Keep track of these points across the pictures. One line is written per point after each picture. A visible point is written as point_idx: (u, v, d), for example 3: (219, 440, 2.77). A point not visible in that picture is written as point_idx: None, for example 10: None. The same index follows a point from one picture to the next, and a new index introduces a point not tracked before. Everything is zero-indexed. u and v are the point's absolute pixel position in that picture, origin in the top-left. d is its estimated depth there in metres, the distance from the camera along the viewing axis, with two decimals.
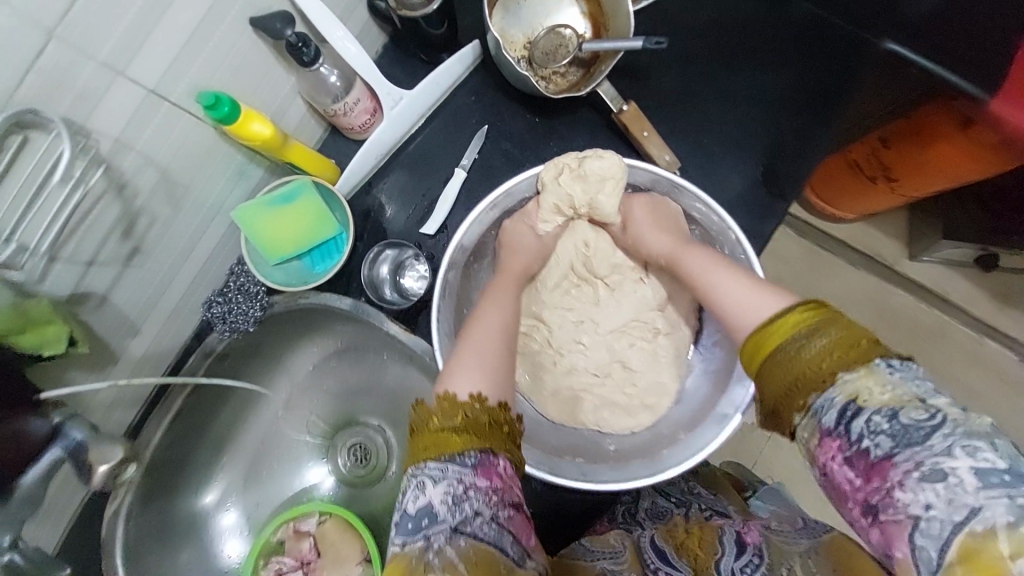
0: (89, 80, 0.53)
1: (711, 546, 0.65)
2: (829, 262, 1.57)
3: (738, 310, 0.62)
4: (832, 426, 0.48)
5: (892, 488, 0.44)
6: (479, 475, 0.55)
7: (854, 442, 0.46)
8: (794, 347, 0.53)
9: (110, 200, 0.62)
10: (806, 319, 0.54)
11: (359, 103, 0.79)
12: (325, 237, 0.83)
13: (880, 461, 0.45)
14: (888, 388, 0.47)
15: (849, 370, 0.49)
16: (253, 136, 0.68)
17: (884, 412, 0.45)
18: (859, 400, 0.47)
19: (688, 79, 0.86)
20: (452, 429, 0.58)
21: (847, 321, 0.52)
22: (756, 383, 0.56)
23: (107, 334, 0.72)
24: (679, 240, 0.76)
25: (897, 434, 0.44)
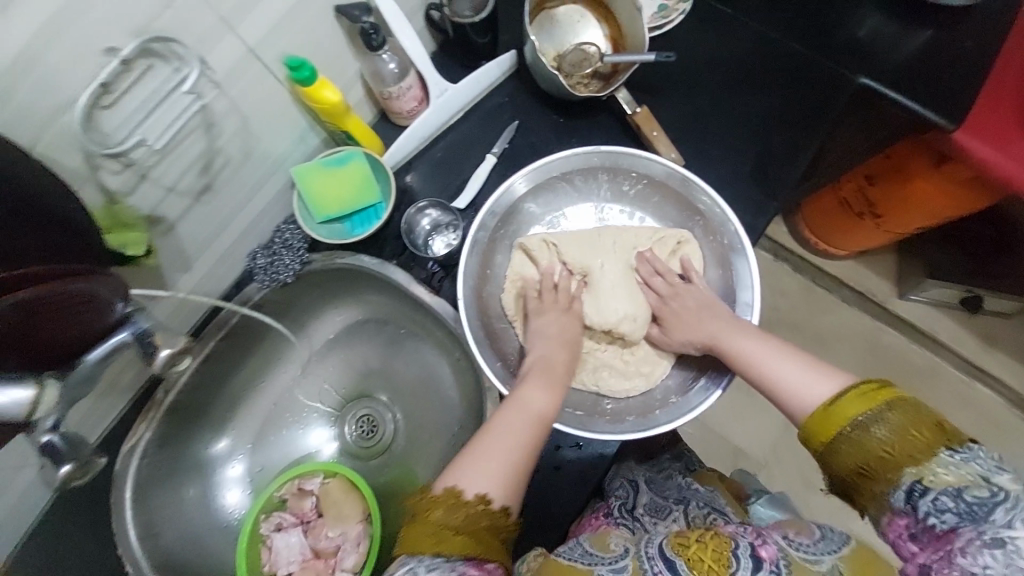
0: (207, 29, 0.65)
1: (725, 558, 0.63)
2: (821, 296, 1.67)
3: (802, 398, 0.69)
4: (901, 504, 0.56)
5: (953, 552, 0.52)
6: (470, 564, 0.57)
7: (921, 519, 0.54)
8: (859, 429, 0.60)
9: (198, 135, 0.72)
10: (866, 405, 0.61)
11: (410, 89, 0.92)
12: (367, 203, 0.93)
13: (944, 533, 0.53)
14: (951, 469, 0.54)
15: (917, 465, 0.56)
16: (322, 100, 0.81)
17: (949, 492, 0.53)
18: (925, 480, 0.55)
19: (695, 97, 0.99)
20: (451, 527, 0.60)
21: (909, 405, 0.59)
22: (824, 458, 0.63)
23: (167, 261, 0.81)
24: (726, 322, 0.82)
25: (963, 512, 0.52)
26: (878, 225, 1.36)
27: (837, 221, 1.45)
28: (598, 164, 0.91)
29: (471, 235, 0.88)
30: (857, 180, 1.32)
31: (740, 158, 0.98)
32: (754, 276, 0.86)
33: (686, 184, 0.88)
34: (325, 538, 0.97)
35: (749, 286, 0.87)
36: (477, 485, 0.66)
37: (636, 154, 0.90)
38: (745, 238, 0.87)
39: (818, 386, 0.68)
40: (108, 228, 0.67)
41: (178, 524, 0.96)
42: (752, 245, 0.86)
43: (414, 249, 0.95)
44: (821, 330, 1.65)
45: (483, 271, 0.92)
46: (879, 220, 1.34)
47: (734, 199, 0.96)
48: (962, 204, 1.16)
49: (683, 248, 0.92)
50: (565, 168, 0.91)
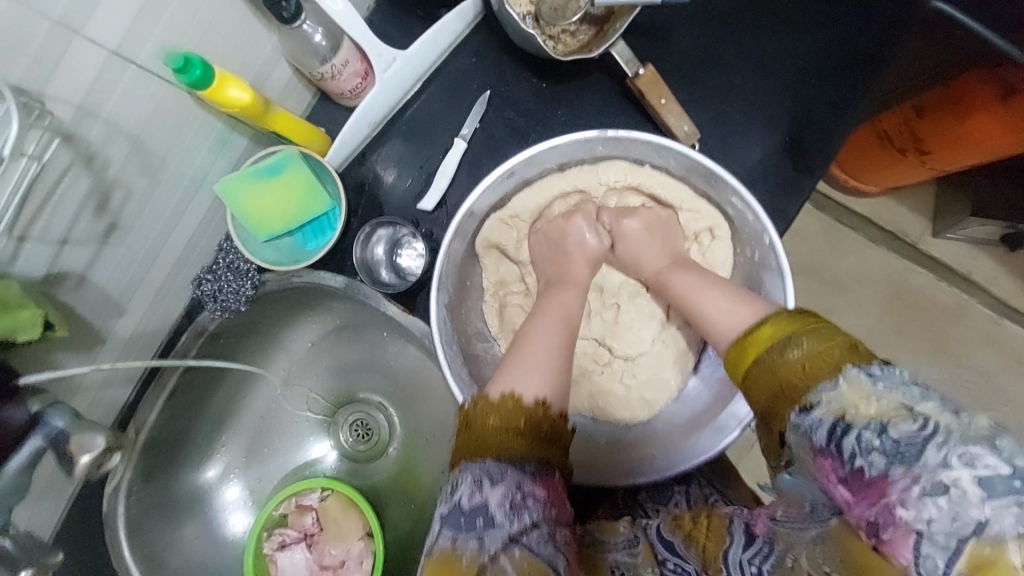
0: (36, 37, 0.48)
1: (720, 534, 0.55)
2: (848, 239, 1.37)
3: (721, 325, 0.62)
4: (823, 444, 0.46)
5: (892, 505, 0.42)
6: (538, 482, 0.53)
7: (847, 461, 0.45)
8: (774, 354, 0.53)
9: (79, 171, 0.58)
10: (783, 330, 0.54)
11: (348, 65, 0.72)
12: (316, 214, 0.79)
13: (877, 479, 0.43)
14: (873, 402, 0.44)
15: (828, 381, 0.48)
16: (232, 103, 0.63)
17: (873, 428, 0.43)
18: (847, 417, 0.45)
19: (709, 43, 0.79)
20: (516, 431, 0.55)
21: (827, 329, 0.51)
22: (744, 388, 0.56)
23: (89, 315, 0.69)
24: (671, 262, 0.74)
25: (890, 452, 0.42)
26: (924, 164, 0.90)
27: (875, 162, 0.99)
28: (597, 147, 0.74)
29: (445, 245, 0.73)
30: (899, 111, 0.87)
31: (768, 119, 0.78)
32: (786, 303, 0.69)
33: (713, 179, 0.71)
34: (329, 554, 0.96)
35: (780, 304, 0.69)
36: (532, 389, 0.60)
37: (645, 141, 0.73)
38: (784, 256, 0.69)
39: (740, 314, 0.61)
40: None
41: (182, 552, 0.95)
42: (791, 263, 0.68)
43: (382, 287, 0.82)
44: (842, 276, 1.37)
45: (461, 283, 0.80)
46: (926, 159, 0.88)
47: (759, 174, 0.79)
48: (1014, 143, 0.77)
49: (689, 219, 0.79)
50: (560, 155, 0.75)
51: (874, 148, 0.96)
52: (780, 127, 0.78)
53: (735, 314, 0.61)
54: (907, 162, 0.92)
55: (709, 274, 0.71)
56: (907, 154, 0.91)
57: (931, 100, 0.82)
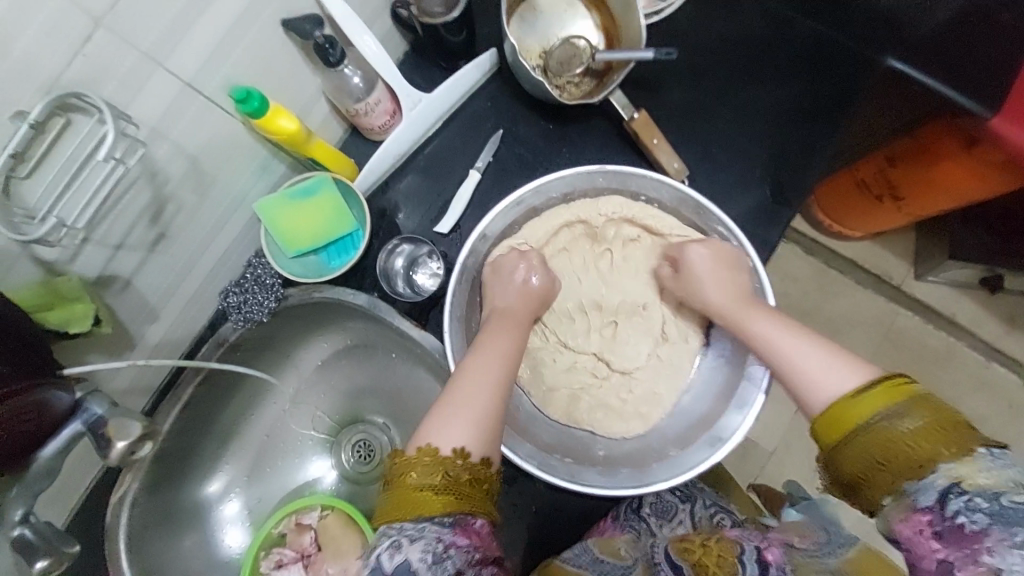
0: (131, 69, 0.57)
1: (731, 564, 0.62)
2: (834, 279, 1.44)
3: (806, 388, 0.65)
4: (930, 504, 0.52)
5: (979, 551, 0.48)
6: (456, 531, 0.55)
7: (950, 517, 0.50)
8: (881, 423, 0.56)
9: (143, 185, 0.65)
10: (880, 401, 0.57)
11: (379, 103, 0.82)
12: (341, 233, 0.86)
13: (972, 533, 0.48)
14: (989, 473, 0.50)
15: (945, 458, 0.52)
16: (280, 131, 0.72)
17: (987, 496, 0.49)
18: (964, 483, 0.50)
19: (696, 96, 0.90)
20: (430, 487, 0.58)
21: (925, 400, 0.55)
22: (833, 451, 0.59)
23: (127, 318, 0.74)
24: (737, 301, 0.75)
25: (997, 513, 0.47)
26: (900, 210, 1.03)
27: (852, 202, 1.12)
28: (598, 178, 0.83)
29: (459, 263, 0.81)
30: (874, 161, 1.01)
31: (750, 160, 0.88)
32: None
33: (702, 211, 0.80)
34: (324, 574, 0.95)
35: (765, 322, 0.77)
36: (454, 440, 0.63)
37: (641, 174, 0.82)
38: (765, 280, 0.79)
39: (830, 377, 0.63)
40: (47, 305, 0.60)
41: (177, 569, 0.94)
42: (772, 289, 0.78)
43: (397, 298, 0.88)
44: (833, 315, 1.43)
45: (472, 299, 0.85)
46: (901, 204, 1.02)
47: (745, 208, 0.87)
48: (982, 186, 0.88)
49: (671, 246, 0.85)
50: (565, 185, 0.84)
51: (854, 194, 1.09)
52: (761, 168, 0.87)
53: (825, 377, 0.64)
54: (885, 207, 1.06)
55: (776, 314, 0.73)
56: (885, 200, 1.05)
57: (902, 151, 0.94)
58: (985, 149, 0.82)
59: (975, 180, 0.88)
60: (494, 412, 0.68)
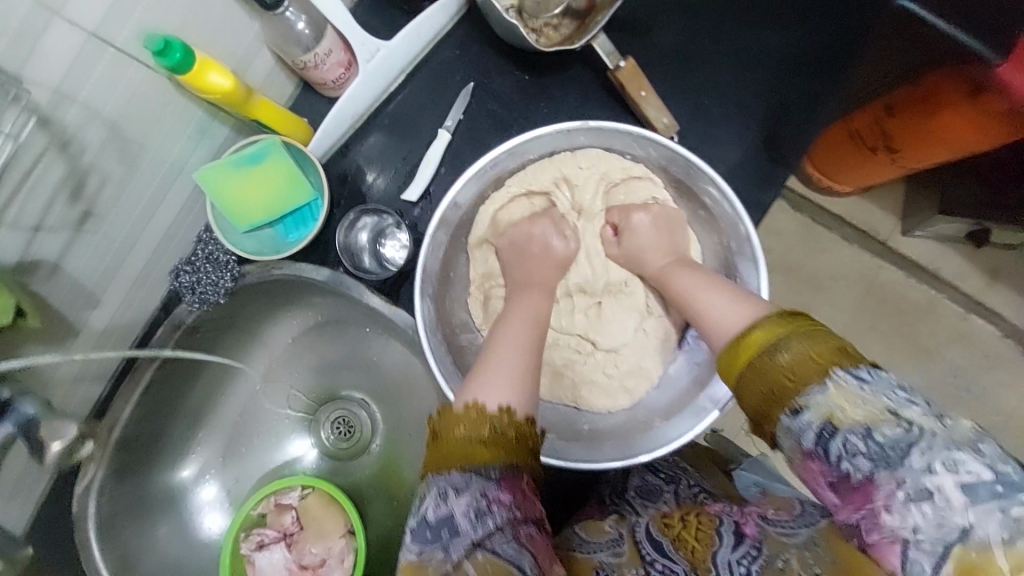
0: (17, 17, 0.48)
1: (708, 536, 0.61)
2: (821, 237, 1.38)
3: (713, 331, 0.61)
4: (811, 447, 0.47)
5: (877, 511, 0.44)
6: (503, 487, 0.52)
7: (835, 466, 0.45)
8: (769, 354, 0.52)
9: (54, 157, 0.57)
10: (774, 331, 0.53)
11: (331, 54, 0.72)
12: (300, 203, 0.78)
13: (863, 483, 0.44)
14: (862, 405, 0.45)
15: (819, 386, 0.47)
16: (212, 89, 0.62)
17: (859, 432, 0.44)
18: (835, 420, 0.45)
19: (687, 42, 0.81)
20: (478, 440, 0.54)
21: (816, 329, 0.51)
22: (734, 389, 0.54)
23: (62, 305, 0.68)
24: (669, 259, 0.74)
25: (875, 455, 0.43)
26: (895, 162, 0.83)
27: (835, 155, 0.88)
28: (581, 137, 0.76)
29: (430, 234, 0.74)
30: (870, 108, 0.78)
31: (743, 114, 0.81)
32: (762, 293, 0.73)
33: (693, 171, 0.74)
34: (309, 554, 0.94)
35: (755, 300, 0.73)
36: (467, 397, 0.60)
37: (629, 133, 0.75)
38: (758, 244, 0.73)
39: (733, 315, 0.60)
40: None
41: (154, 555, 0.91)
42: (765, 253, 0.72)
43: (362, 275, 0.81)
44: (819, 273, 1.38)
45: (446, 273, 0.80)
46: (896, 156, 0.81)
47: (735, 168, 0.81)
48: (983, 139, 0.72)
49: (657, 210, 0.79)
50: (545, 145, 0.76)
51: (845, 146, 0.85)
52: (754, 123, 0.81)
53: (731, 313, 0.60)
54: (877, 161, 0.84)
55: (708, 272, 0.71)
56: (879, 152, 0.82)
57: (903, 95, 0.74)
58: (994, 98, 0.65)
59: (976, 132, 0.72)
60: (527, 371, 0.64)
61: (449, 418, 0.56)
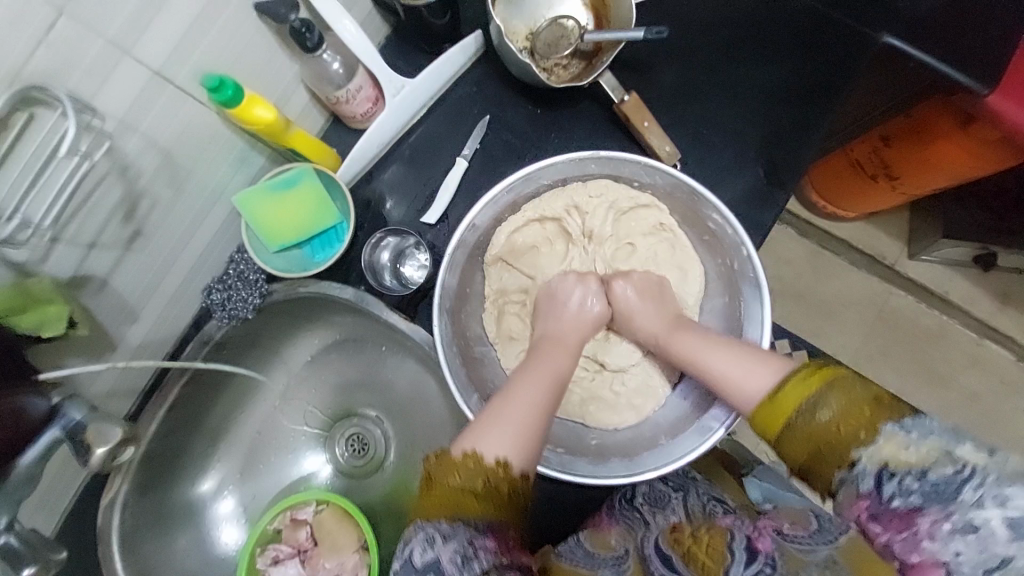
0: (95, 59, 0.55)
1: (719, 554, 0.61)
2: (828, 262, 1.41)
3: (742, 393, 0.65)
4: (867, 490, 0.51)
5: (920, 536, 0.49)
6: (491, 537, 0.54)
7: (886, 501, 0.50)
8: (806, 414, 0.56)
9: (113, 180, 0.63)
10: (806, 388, 0.57)
11: (361, 91, 0.79)
12: (325, 226, 0.83)
13: (908, 513, 0.50)
14: (913, 449, 0.49)
15: (868, 441, 0.52)
16: (255, 121, 0.69)
17: (914, 474, 0.49)
18: (891, 465, 0.50)
19: (688, 77, 0.88)
20: (471, 491, 0.58)
21: (847, 382, 0.55)
22: (778, 445, 0.58)
23: (106, 319, 0.73)
24: (671, 321, 0.78)
25: (928, 492, 0.48)
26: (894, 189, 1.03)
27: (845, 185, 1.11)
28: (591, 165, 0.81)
29: (448, 254, 0.79)
30: (868, 140, 0.99)
31: (743, 142, 0.86)
32: (767, 315, 0.76)
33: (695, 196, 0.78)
34: (322, 569, 0.95)
35: (758, 326, 0.77)
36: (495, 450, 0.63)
37: (635, 161, 0.80)
38: (759, 266, 0.76)
39: (756, 379, 0.65)
40: (19, 309, 0.57)
41: (172, 568, 0.93)
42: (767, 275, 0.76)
43: (385, 292, 0.86)
44: (827, 296, 1.40)
45: (463, 291, 0.84)
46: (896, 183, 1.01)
47: (737, 192, 0.86)
48: (979, 164, 0.88)
49: (664, 233, 0.85)
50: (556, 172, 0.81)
51: (850, 175, 1.08)
52: (753, 150, 0.86)
53: (757, 379, 0.64)
54: (879, 186, 1.05)
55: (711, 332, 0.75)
56: (879, 179, 1.03)
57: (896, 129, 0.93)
58: (980, 127, 0.82)
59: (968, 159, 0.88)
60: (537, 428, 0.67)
61: (445, 464, 0.59)
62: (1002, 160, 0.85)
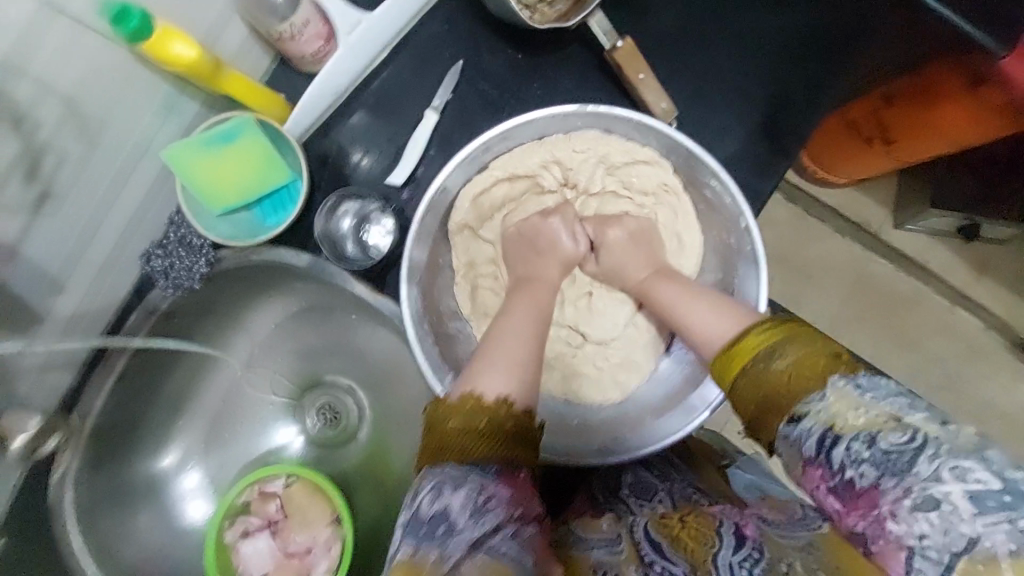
0: None
1: (708, 536, 0.56)
2: (818, 230, 1.32)
3: (704, 341, 0.61)
4: (813, 455, 0.46)
5: (882, 517, 0.44)
6: (501, 482, 0.50)
7: (838, 472, 0.45)
8: (762, 362, 0.51)
9: (3, 134, 0.54)
10: (767, 339, 0.52)
11: (308, 26, 0.68)
12: (274, 185, 0.74)
13: (865, 489, 0.44)
14: (862, 412, 0.45)
15: (818, 394, 0.47)
16: (176, 61, 0.58)
17: (862, 439, 0.44)
18: (837, 428, 0.45)
19: (688, 21, 0.78)
20: (475, 432, 0.52)
21: (811, 336, 0.50)
22: (728, 396, 0.54)
23: (24, 291, 0.64)
24: (652, 269, 0.73)
25: (880, 462, 0.43)
26: (889, 154, 0.88)
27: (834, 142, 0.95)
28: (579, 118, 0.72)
29: (414, 223, 0.70)
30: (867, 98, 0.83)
31: (743, 100, 0.78)
32: (762, 292, 0.70)
33: (696, 159, 0.70)
34: (293, 542, 0.93)
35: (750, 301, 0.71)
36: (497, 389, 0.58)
37: (632, 116, 0.71)
38: (757, 238, 0.70)
39: (718, 326, 0.60)
40: None
41: (136, 542, 0.89)
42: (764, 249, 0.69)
43: (347, 263, 0.78)
44: (807, 261, 1.32)
45: (433, 264, 0.77)
46: (891, 148, 0.86)
47: (734, 156, 0.78)
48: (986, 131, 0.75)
49: (667, 196, 0.77)
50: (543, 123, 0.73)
51: (841, 138, 0.93)
52: (754, 108, 0.77)
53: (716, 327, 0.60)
54: (872, 151, 0.90)
55: (692, 283, 0.70)
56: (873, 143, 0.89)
57: (902, 87, 0.77)
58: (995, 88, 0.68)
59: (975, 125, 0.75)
60: (527, 363, 0.63)
61: (440, 411, 0.54)
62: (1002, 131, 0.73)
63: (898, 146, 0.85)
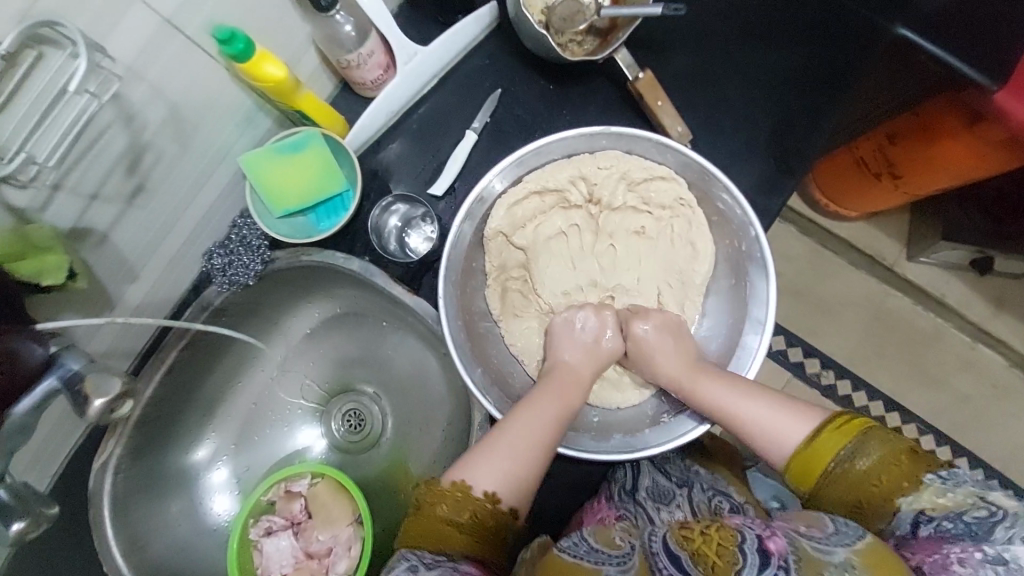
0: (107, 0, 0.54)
1: (730, 552, 0.52)
2: (833, 262, 1.36)
3: (770, 444, 0.68)
4: (904, 532, 0.55)
5: (950, 561, 0.50)
6: (471, 567, 0.60)
7: (919, 534, 0.54)
8: (842, 466, 0.60)
9: (117, 130, 0.62)
10: (843, 439, 0.61)
11: (372, 56, 0.78)
12: (330, 192, 0.82)
13: (938, 543, 0.52)
14: (948, 495, 0.54)
15: (907, 492, 0.56)
16: (266, 78, 0.68)
17: (950, 517, 0.53)
18: (928, 510, 0.54)
19: (702, 59, 0.88)
20: (454, 523, 0.63)
21: (883, 435, 0.60)
22: (814, 497, 0.63)
23: (104, 274, 0.71)
24: (691, 364, 0.77)
25: (962, 530, 0.51)
26: (897, 187, 1.07)
27: (845, 181, 1.15)
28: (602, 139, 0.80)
29: (455, 227, 0.77)
30: (875, 139, 1.03)
31: (752, 128, 0.86)
32: (771, 294, 0.76)
33: (707, 175, 0.77)
34: (315, 541, 0.94)
35: (763, 304, 0.76)
36: (486, 483, 0.67)
37: (650, 138, 0.78)
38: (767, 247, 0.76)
39: (785, 431, 0.67)
40: (18, 254, 0.55)
41: (164, 535, 0.92)
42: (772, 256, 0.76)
43: (388, 257, 0.85)
44: (826, 297, 1.35)
45: (469, 268, 0.83)
46: (898, 181, 1.05)
47: (746, 177, 0.85)
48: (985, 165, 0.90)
49: (682, 209, 0.82)
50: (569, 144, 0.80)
51: (854, 173, 1.11)
52: (764, 135, 0.85)
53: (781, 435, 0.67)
54: (882, 185, 1.09)
55: (730, 376, 0.75)
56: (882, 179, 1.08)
57: (902, 128, 0.97)
58: (987, 126, 0.84)
59: (976, 161, 0.90)
60: (531, 465, 0.70)
61: (428, 496, 0.64)
62: (1003, 165, 0.88)
63: (905, 180, 1.04)
